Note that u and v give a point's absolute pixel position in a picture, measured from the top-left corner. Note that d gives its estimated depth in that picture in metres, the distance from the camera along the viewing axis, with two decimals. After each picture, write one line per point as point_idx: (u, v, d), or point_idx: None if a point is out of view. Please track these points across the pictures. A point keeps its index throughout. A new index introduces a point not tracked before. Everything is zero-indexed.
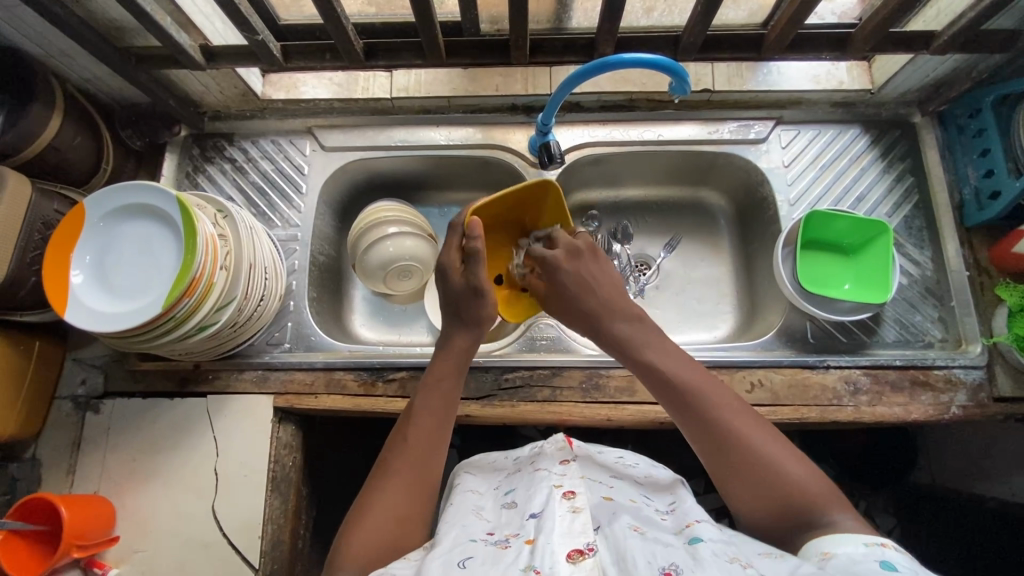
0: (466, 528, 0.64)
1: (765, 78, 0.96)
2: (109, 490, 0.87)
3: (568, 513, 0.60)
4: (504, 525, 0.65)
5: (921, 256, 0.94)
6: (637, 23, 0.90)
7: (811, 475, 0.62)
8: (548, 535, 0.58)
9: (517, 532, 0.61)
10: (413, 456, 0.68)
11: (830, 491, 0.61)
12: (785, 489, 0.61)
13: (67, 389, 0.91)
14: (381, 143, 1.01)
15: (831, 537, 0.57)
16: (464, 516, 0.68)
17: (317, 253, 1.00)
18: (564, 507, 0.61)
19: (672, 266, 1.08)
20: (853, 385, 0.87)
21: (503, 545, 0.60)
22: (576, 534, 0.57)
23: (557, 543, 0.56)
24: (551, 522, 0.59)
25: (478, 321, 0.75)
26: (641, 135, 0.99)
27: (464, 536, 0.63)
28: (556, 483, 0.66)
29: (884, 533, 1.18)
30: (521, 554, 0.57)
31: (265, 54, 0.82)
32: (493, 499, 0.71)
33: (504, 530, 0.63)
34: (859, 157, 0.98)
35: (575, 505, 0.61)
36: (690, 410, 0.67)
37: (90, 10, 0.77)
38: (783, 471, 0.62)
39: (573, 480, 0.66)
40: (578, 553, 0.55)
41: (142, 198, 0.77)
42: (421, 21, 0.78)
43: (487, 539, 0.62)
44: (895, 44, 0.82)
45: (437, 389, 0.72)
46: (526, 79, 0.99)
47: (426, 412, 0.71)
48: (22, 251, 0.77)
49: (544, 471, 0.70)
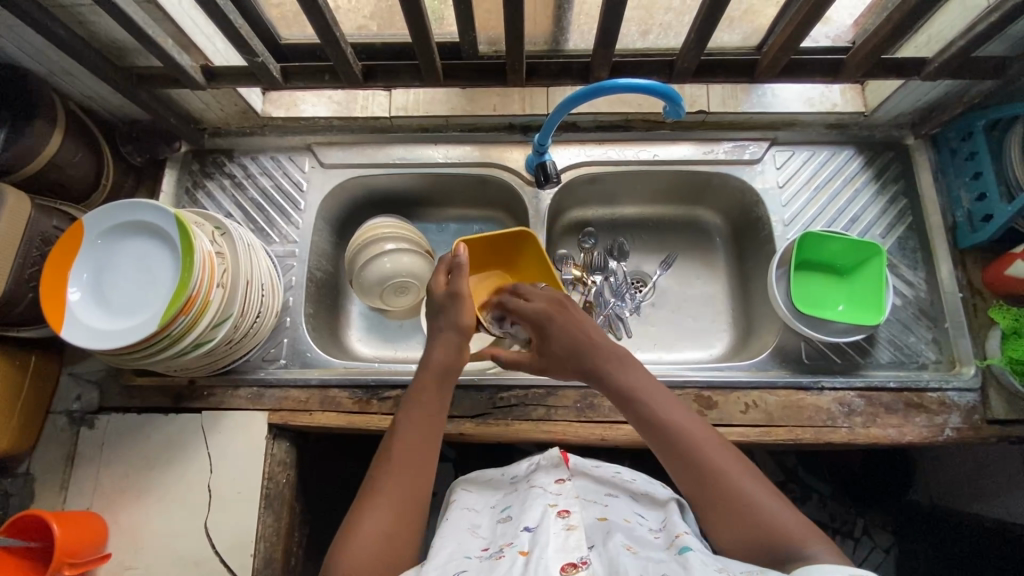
0: (462, 544, 0.65)
1: (760, 100, 0.97)
2: (102, 506, 0.87)
3: (562, 529, 0.61)
4: (499, 538, 0.65)
5: (915, 277, 0.95)
6: (632, 46, 0.91)
7: (796, 516, 0.61)
8: (541, 550, 0.58)
9: (511, 542, 0.62)
10: (404, 467, 0.68)
11: (809, 524, 0.61)
12: (764, 526, 0.60)
13: (62, 403, 0.91)
14: (379, 161, 1.02)
15: (817, 564, 0.54)
16: (459, 534, 0.67)
17: (314, 269, 1.01)
18: (558, 525, 0.61)
19: (668, 284, 1.08)
20: (847, 407, 0.87)
21: (496, 556, 0.60)
22: (571, 549, 0.58)
23: (550, 558, 0.57)
24: (544, 537, 0.60)
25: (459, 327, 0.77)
26: (637, 155, 1.00)
27: (459, 553, 0.63)
28: (551, 502, 0.65)
29: (882, 552, 1.17)
30: (514, 566, 0.57)
31: (264, 75, 0.83)
32: (489, 517, 0.71)
33: (498, 542, 0.63)
34: (853, 178, 0.99)
35: (570, 523, 0.61)
36: (671, 448, 0.67)
37: (91, 30, 0.78)
38: (763, 508, 0.61)
39: (568, 500, 0.66)
40: (571, 566, 0.56)
41: (126, 216, 0.78)
42: (419, 44, 0.79)
43: (482, 555, 0.62)
44: (887, 69, 0.83)
45: (418, 406, 0.73)
46: (524, 99, 1.00)
47: (409, 430, 0.71)
48: (21, 267, 0.78)
49: (539, 488, 0.69)
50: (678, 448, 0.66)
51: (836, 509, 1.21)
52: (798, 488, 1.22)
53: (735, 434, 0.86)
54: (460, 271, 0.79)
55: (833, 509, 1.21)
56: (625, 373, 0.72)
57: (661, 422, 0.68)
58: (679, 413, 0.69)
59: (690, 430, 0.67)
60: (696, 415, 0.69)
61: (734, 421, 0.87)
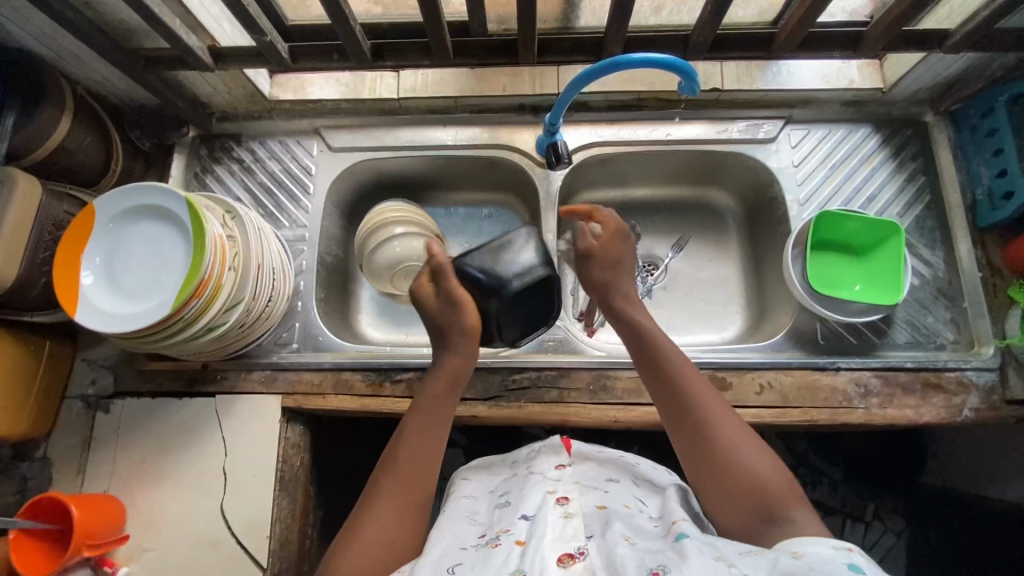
0: (458, 536, 0.64)
1: (775, 77, 0.96)
2: (118, 489, 0.87)
3: (560, 518, 0.60)
4: (496, 524, 0.64)
5: (933, 258, 0.93)
6: (646, 22, 0.89)
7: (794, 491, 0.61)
8: (539, 539, 0.57)
9: (508, 529, 0.61)
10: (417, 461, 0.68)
11: (794, 490, 0.61)
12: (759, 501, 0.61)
13: (77, 389, 0.92)
14: (388, 144, 1.01)
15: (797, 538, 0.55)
16: (456, 524, 0.67)
17: (325, 254, 1.00)
18: (556, 513, 0.61)
19: (680, 266, 1.07)
20: (864, 387, 0.87)
21: (493, 544, 0.60)
22: (568, 539, 0.58)
23: (547, 548, 0.56)
24: (542, 527, 0.59)
25: (441, 334, 0.75)
26: (650, 135, 0.99)
27: (454, 545, 0.62)
28: (550, 490, 0.66)
29: (893, 535, 1.17)
30: (511, 555, 0.56)
31: (273, 55, 0.82)
32: (487, 502, 0.71)
33: (495, 530, 0.63)
34: (870, 156, 0.97)
35: (568, 510, 0.61)
36: (675, 416, 0.67)
37: (99, 12, 0.77)
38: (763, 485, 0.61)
39: (566, 487, 0.66)
40: (569, 557, 0.55)
41: (133, 204, 0.78)
42: (429, 21, 0.78)
43: (478, 543, 0.62)
44: (908, 42, 0.81)
45: (425, 414, 0.71)
46: (534, 79, 0.99)
47: (415, 438, 0.70)
48: (34, 251, 0.78)
49: (538, 475, 0.70)
50: (683, 416, 0.67)
51: (847, 493, 1.21)
52: (809, 472, 1.22)
53: (749, 415, 0.86)
54: (440, 273, 0.76)
55: (845, 493, 1.21)
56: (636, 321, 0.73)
57: (662, 370, 0.70)
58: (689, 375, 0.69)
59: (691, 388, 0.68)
60: (707, 385, 0.69)
61: (748, 402, 0.86)
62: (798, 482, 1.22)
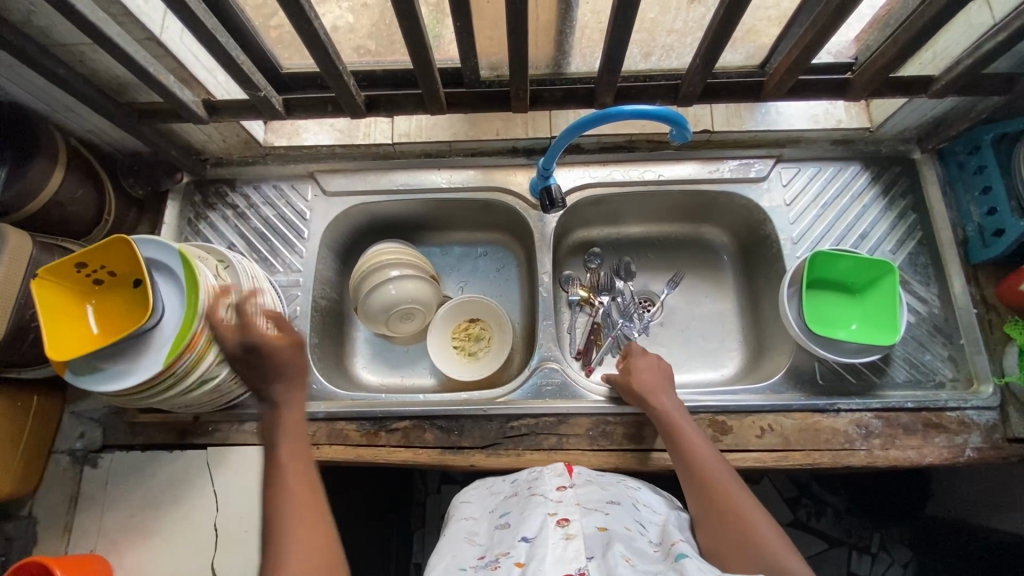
0: (457, 556, 0.65)
1: (764, 118, 0.97)
2: (106, 548, 0.85)
3: (561, 539, 0.59)
4: (496, 546, 0.64)
5: (928, 294, 0.94)
6: (636, 67, 0.90)
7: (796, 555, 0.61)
8: (539, 562, 0.57)
9: (507, 552, 0.60)
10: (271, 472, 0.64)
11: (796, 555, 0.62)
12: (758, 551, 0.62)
13: (65, 442, 0.90)
14: (382, 187, 1.01)
15: None
16: (455, 546, 0.68)
17: (319, 297, 1.00)
18: (557, 534, 0.60)
19: (676, 302, 1.07)
20: (865, 429, 0.86)
21: (492, 565, 0.60)
22: (569, 560, 0.57)
23: (547, 571, 0.56)
24: (543, 549, 0.58)
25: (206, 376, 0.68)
26: (642, 175, 0.99)
27: (454, 566, 0.64)
28: (551, 511, 0.64)
29: (900, 567, 1.16)
30: None
31: (266, 107, 0.83)
32: (487, 522, 0.71)
33: (494, 551, 0.62)
34: (860, 194, 0.98)
35: (569, 532, 0.60)
36: (696, 476, 0.71)
37: (92, 69, 0.77)
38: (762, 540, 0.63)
39: (568, 508, 0.64)
40: None
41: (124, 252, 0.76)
42: (421, 73, 0.79)
43: (478, 564, 0.62)
44: (893, 88, 0.82)
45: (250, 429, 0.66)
46: (526, 122, 1.00)
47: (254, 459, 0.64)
48: (24, 306, 0.77)
49: (540, 496, 0.68)
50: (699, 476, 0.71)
51: (851, 525, 1.20)
52: (812, 503, 1.22)
53: (751, 460, 0.84)
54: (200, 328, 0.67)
55: (850, 525, 1.20)
56: (665, 398, 0.81)
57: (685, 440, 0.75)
58: (703, 445, 0.74)
59: (692, 440, 0.75)
60: (723, 460, 0.73)
61: (749, 446, 0.85)
62: (802, 514, 1.21)
